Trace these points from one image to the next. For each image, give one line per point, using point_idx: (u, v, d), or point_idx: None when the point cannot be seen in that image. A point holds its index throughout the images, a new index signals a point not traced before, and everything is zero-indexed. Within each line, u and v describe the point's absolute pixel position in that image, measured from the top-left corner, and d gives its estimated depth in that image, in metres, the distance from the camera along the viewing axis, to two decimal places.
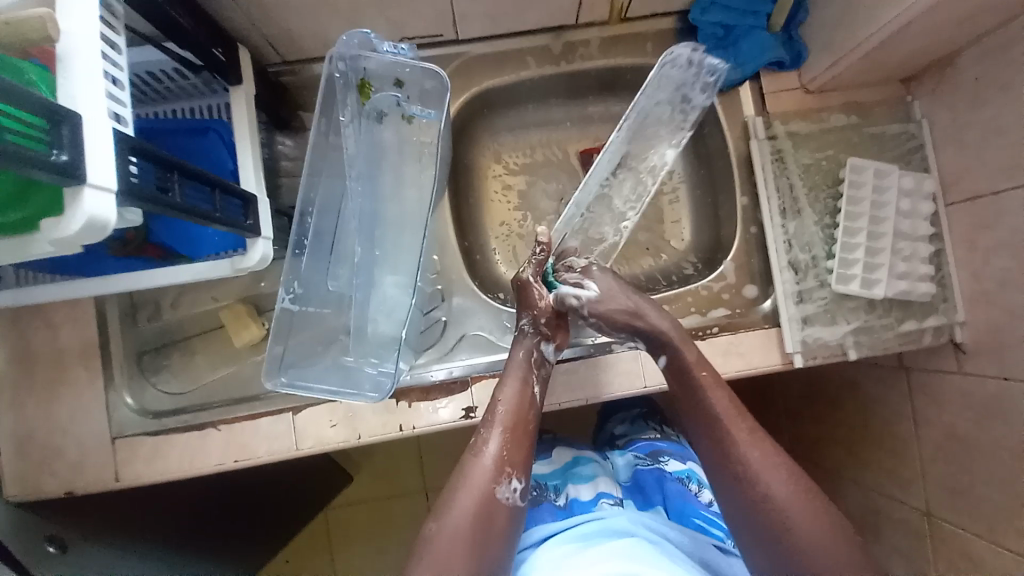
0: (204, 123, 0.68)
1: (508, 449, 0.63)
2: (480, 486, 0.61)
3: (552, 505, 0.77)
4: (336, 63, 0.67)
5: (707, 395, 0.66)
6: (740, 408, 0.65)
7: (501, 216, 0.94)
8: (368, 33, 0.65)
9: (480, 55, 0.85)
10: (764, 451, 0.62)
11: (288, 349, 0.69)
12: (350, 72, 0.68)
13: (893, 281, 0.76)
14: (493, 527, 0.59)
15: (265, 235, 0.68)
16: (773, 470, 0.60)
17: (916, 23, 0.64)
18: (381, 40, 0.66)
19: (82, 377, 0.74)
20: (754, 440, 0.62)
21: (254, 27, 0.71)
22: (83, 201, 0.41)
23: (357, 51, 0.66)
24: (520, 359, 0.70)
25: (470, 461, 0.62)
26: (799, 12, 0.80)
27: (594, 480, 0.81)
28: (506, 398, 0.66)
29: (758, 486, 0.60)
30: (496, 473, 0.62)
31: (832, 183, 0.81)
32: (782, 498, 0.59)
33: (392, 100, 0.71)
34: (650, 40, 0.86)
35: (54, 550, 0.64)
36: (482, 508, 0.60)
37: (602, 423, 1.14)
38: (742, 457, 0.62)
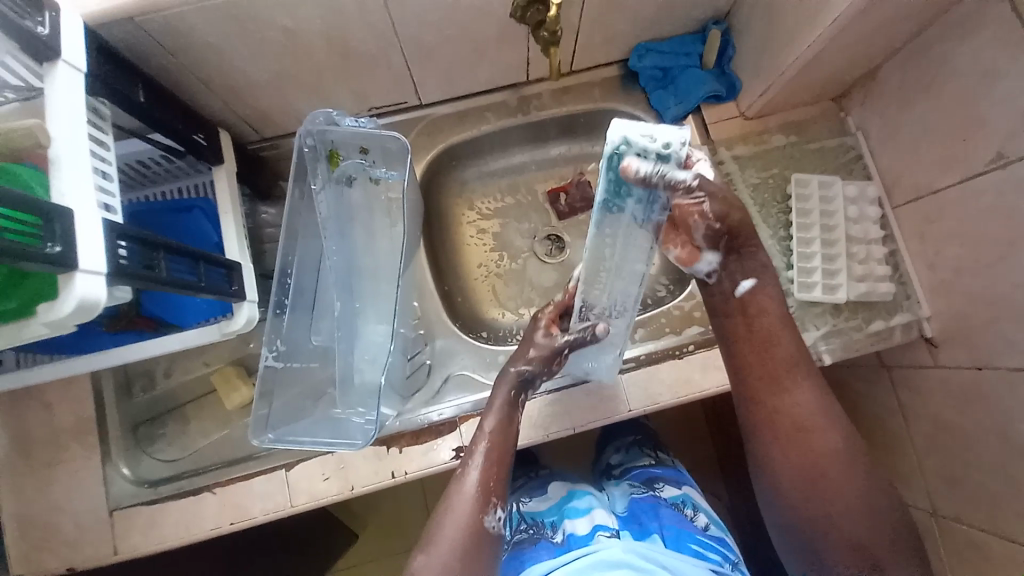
0: (188, 202, 0.73)
1: (491, 480, 0.65)
2: (467, 512, 0.63)
3: (550, 542, 0.77)
4: (305, 139, 0.73)
5: (757, 323, 0.68)
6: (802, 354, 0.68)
7: (478, 258, 0.99)
8: (330, 111, 0.72)
9: (442, 115, 0.93)
10: (818, 398, 0.66)
11: (273, 409, 0.71)
12: (318, 145, 0.74)
13: (852, 283, 0.80)
14: (483, 558, 0.62)
15: (250, 298, 0.72)
16: (811, 410, 0.65)
17: (826, 49, 0.71)
18: (343, 115, 0.73)
19: (79, 452, 0.76)
20: (800, 379, 0.66)
21: (231, 112, 0.78)
22: (73, 284, 0.45)
23: (323, 127, 0.73)
24: (504, 398, 0.71)
25: (454, 491, 0.65)
26: (728, 48, 0.88)
27: (589, 512, 0.80)
28: (488, 426, 0.69)
29: (801, 426, 0.65)
30: (482, 503, 0.64)
31: (781, 198, 0.86)
32: (819, 437, 0.65)
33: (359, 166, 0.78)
34: (596, 86, 0.94)
35: None
36: (468, 537, 0.62)
37: (600, 452, 1.14)
38: (784, 397, 0.66)
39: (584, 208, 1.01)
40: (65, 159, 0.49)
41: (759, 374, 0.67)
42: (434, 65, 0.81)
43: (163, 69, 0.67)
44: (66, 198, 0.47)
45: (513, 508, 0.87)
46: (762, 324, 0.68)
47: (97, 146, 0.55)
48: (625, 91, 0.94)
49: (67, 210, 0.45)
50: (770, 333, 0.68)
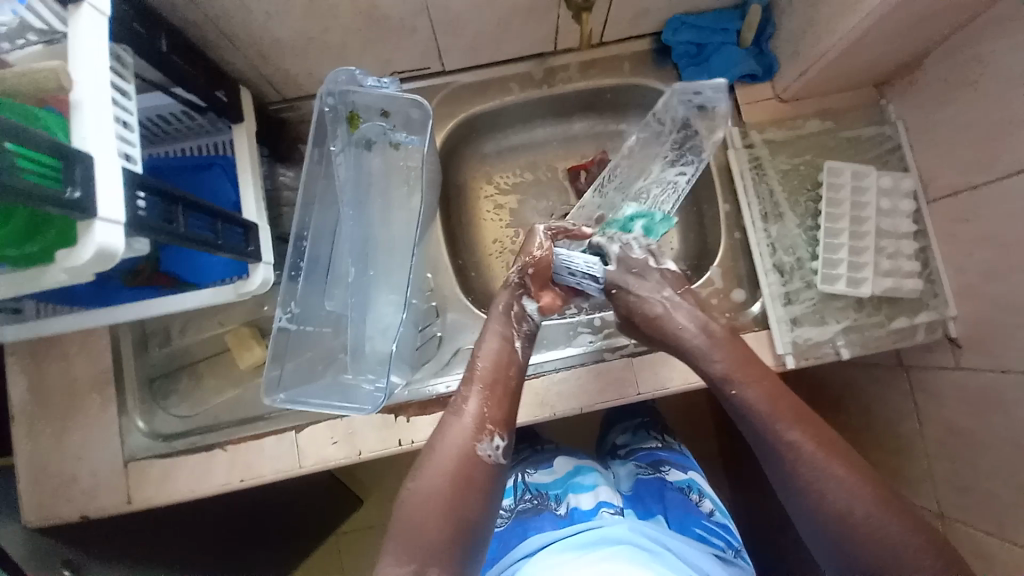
0: (208, 159, 0.72)
1: (486, 408, 0.65)
2: (459, 438, 0.63)
3: (553, 514, 0.78)
4: (326, 99, 0.71)
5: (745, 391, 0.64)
6: (793, 408, 0.62)
7: (494, 233, 0.98)
8: (353, 70, 0.69)
9: (466, 84, 0.90)
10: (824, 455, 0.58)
11: (285, 371, 0.72)
12: (339, 105, 0.73)
13: (878, 278, 0.77)
14: (477, 486, 0.60)
15: (265, 259, 0.71)
16: (834, 471, 0.56)
17: (873, 31, 0.67)
18: (366, 75, 0.71)
19: (97, 404, 0.78)
20: (807, 437, 0.59)
21: (252, 70, 0.77)
22: (93, 232, 0.45)
23: (345, 87, 0.71)
24: (499, 312, 0.74)
25: (448, 420, 0.65)
26: (767, 27, 0.84)
27: (594, 489, 0.81)
28: (485, 357, 0.70)
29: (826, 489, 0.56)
30: (477, 431, 0.63)
31: (812, 186, 0.83)
32: (847, 498, 0.55)
33: (379, 132, 0.76)
34: (625, 61, 0.90)
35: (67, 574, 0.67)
36: (458, 464, 0.61)
37: (604, 433, 1.14)
38: (796, 459, 0.58)
39: None
40: (88, 105, 0.48)
41: (756, 436, 0.62)
42: (459, 31, 0.79)
43: (185, 21, 0.66)
44: (87, 145, 0.46)
45: (518, 478, 0.89)
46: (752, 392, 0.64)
47: (119, 95, 0.55)
48: (654, 68, 0.90)
49: (86, 155, 0.45)
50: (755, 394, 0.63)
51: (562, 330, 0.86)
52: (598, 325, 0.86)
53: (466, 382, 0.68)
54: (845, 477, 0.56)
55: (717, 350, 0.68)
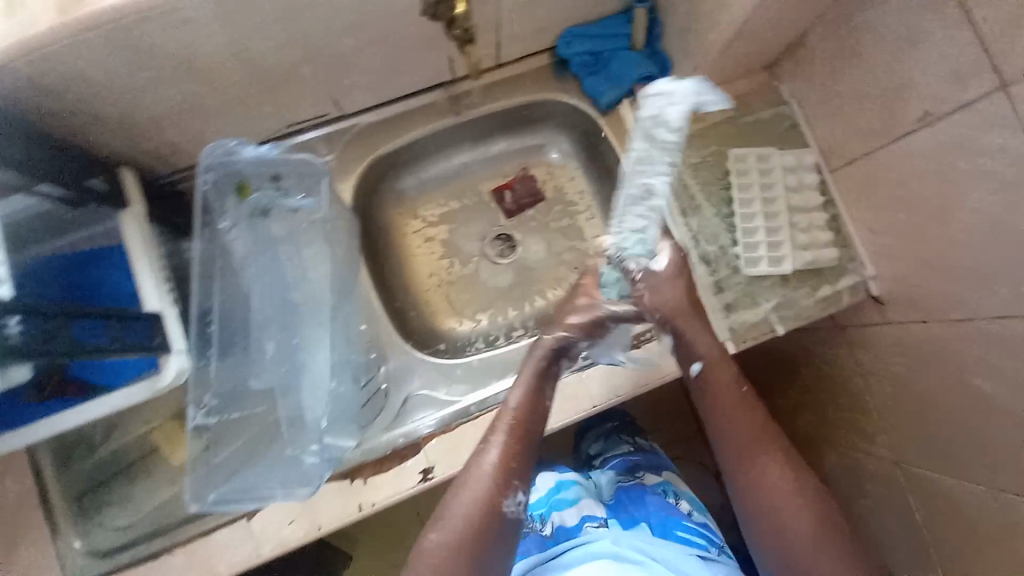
0: (97, 253, 0.67)
1: (508, 455, 0.65)
2: (484, 486, 0.63)
3: (539, 536, 0.79)
4: (206, 175, 0.68)
5: (728, 409, 0.68)
6: (777, 438, 0.66)
7: (429, 267, 0.97)
8: (226, 142, 0.67)
9: (369, 124, 0.88)
10: (796, 490, 0.63)
11: (213, 466, 0.69)
12: (221, 179, 0.70)
13: (798, 253, 0.80)
14: (492, 536, 0.61)
15: (178, 347, 0.66)
16: (800, 509, 0.62)
17: (750, 22, 0.70)
18: (242, 143, 0.68)
19: (28, 530, 0.72)
20: (790, 476, 0.64)
21: (135, 149, 0.72)
22: None
23: (224, 160, 0.68)
24: (536, 355, 0.72)
25: (472, 464, 0.65)
26: (655, 27, 0.85)
27: (577, 502, 0.83)
28: (518, 397, 0.69)
29: (783, 517, 0.62)
30: (499, 479, 0.63)
31: (722, 175, 0.85)
32: (806, 533, 0.60)
33: (271, 198, 0.73)
34: (527, 78, 0.90)
35: None
36: (481, 510, 0.62)
37: (578, 443, 1.14)
38: (765, 482, 0.64)
39: (531, 205, 1.00)
40: None
41: (740, 462, 0.66)
42: (350, 75, 0.76)
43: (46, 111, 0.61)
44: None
45: None
46: (733, 412, 0.67)
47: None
48: (556, 81, 0.90)
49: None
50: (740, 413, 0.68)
51: (508, 357, 0.84)
52: None
53: (493, 426, 0.68)
54: (809, 515, 0.61)
55: (718, 374, 0.70)
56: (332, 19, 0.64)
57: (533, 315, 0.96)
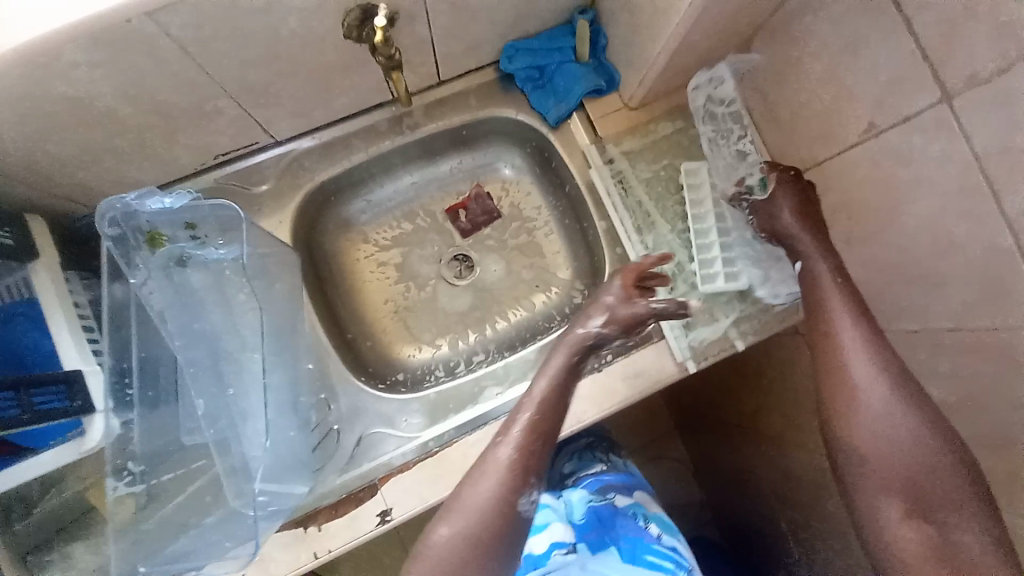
0: (6, 311, 0.61)
1: (528, 449, 0.63)
2: (501, 486, 0.61)
3: None
4: (107, 230, 0.65)
5: (829, 294, 0.65)
6: (863, 308, 0.64)
7: (385, 294, 0.93)
8: (125, 199, 0.65)
9: (308, 150, 0.83)
10: (872, 360, 0.61)
11: (142, 532, 0.65)
12: (129, 233, 0.66)
13: (753, 266, 0.78)
14: (506, 536, 0.60)
15: (103, 407, 0.65)
16: (878, 382, 0.60)
17: (683, 34, 0.67)
18: (144, 200, 0.66)
19: None
20: (867, 344, 0.62)
21: (48, 193, 0.68)
22: None
23: (127, 214, 0.66)
24: (578, 335, 0.71)
25: (490, 449, 0.64)
26: (599, 38, 0.82)
27: (546, 527, 0.79)
28: (545, 379, 0.68)
29: (844, 398, 0.62)
30: (517, 475, 0.62)
31: (677, 189, 0.82)
32: (879, 406, 0.59)
33: (189, 247, 0.69)
34: (471, 94, 0.86)
35: None
36: (502, 497, 0.61)
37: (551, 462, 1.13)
38: (847, 359, 0.62)
39: (486, 222, 0.97)
40: None
41: (816, 333, 0.65)
42: (272, 103, 0.72)
43: None
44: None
45: None
46: (834, 297, 0.65)
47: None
48: (502, 96, 0.87)
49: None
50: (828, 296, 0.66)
51: (468, 388, 0.81)
52: (502, 375, 0.82)
53: (510, 420, 0.66)
54: (889, 385, 0.59)
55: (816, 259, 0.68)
56: (220, 42, 0.58)
57: (494, 339, 0.93)
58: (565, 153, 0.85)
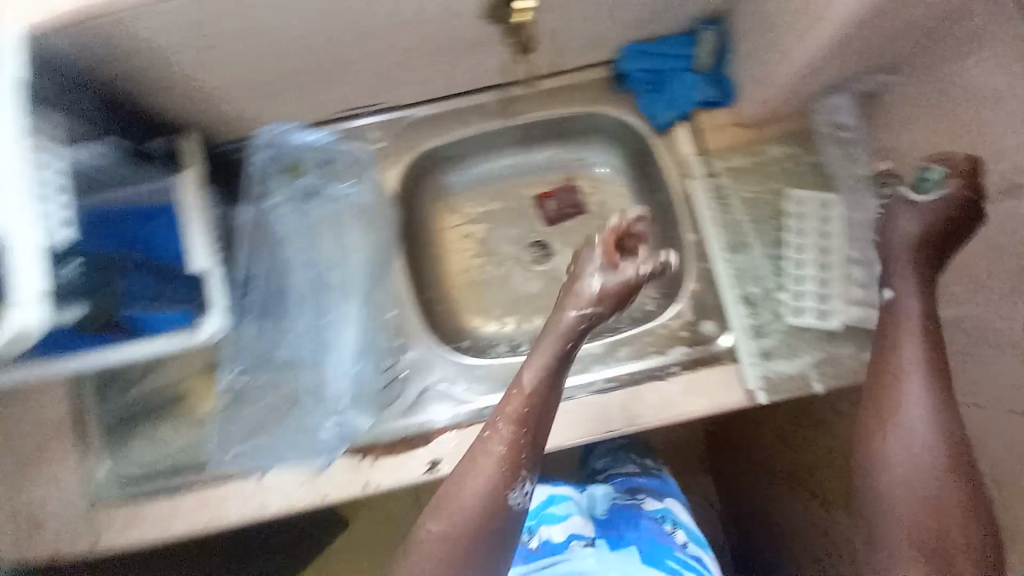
0: (152, 209, 0.71)
1: (518, 447, 0.63)
2: (491, 482, 0.61)
3: (523, 548, 0.79)
4: (264, 151, 0.83)
5: (900, 328, 0.63)
6: (940, 372, 0.60)
7: (463, 264, 0.97)
8: (283, 125, 0.81)
9: (423, 117, 0.89)
10: (927, 419, 0.59)
11: (245, 416, 0.80)
12: (279, 158, 0.84)
13: (849, 307, 0.75)
14: (493, 531, 0.60)
15: (217, 307, 0.72)
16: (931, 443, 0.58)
17: (822, 56, 0.65)
18: (297, 129, 0.83)
19: (58, 453, 0.78)
20: (924, 402, 0.59)
21: (202, 117, 0.76)
22: (10, 315, 0.49)
23: (280, 142, 0.83)
24: (570, 321, 0.67)
25: (477, 444, 0.64)
26: (724, 52, 0.80)
27: (567, 518, 0.82)
28: (532, 370, 0.66)
29: (882, 454, 0.60)
30: (508, 467, 0.62)
31: (778, 215, 0.79)
32: (925, 468, 0.57)
33: (321, 180, 0.85)
34: (584, 89, 0.88)
35: None
36: (491, 492, 0.61)
37: (584, 459, 1.14)
38: (901, 415, 0.60)
39: (572, 215, 0.98)
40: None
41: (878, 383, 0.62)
42: (405, 67, 0.77)
43: (118, 76, 0.65)
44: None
45: None
46: (901, 331, 0.62)
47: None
48: (614, 94, 0.88)
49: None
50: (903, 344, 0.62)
51: None
52: None
53: (490, 422, 0.64)
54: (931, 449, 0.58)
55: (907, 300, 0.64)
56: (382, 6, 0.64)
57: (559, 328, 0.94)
58: (668, 160, 0.85)
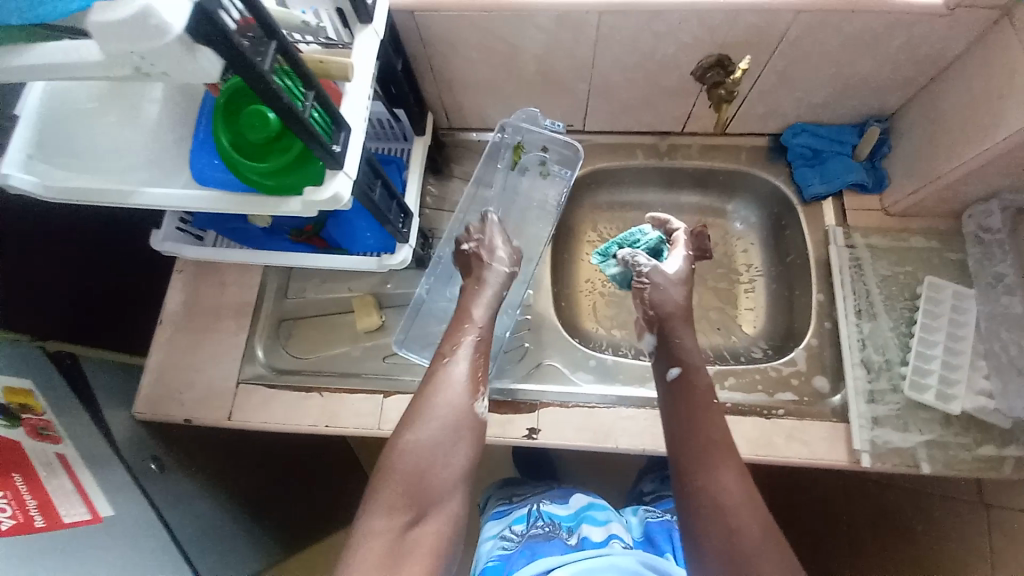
0: (390, 158, 0.89)
1: (472, 371, 0.75)
2: (450, 396, 0.71)
3: (563, 542, 0.83)
4: (506, 128, 0.99)
5: (685, 405, 0.73)
6: (717, 421, 0.71)
7: (588, 274, 1.08)
8: (532, 112, 0.96)
9: (598, 142, 1.04)
10: (731, 477, 0.65)
11: (412, 327, 0.95)
12: (512, 135, 1.00)
13: (970, 395, 0.78)
14: (460, 436, 0.69)
15: (410, 243, 0.85)
16: (733, 480, 0.65)
17: (991, 165, 0.73)
18: (542, 118, 0.98)
19: (230, 328, 0.92)
20: (726, 462, 0.67)
21: (438, 99, 0.95)
22: (335, 182, 0.58)
23: (521, 123, 0.98)
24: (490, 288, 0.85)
25: (435, 372, 0.74)
26: (882, 146, 0.91)
27: (606, 523, 0.86)
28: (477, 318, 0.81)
29: (720, 497, 0.64)
30: (468, 391, 0.73)
31: (910, 296, 0.86)
32: (742, 514, 0.62)
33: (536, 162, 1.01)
34: (743, 151, 1.00)
35: (155, 468, 0.85)
36: (449, 410, 0.70)
37: (636, 481, 1.19)
38: (720, 471, 0.66)
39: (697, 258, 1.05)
40: (353, 93, 0.60)
41: (700, 442, 0.69)
42: (607, 99, 0.93)
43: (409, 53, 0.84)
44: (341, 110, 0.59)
45: (533, 505, 0.93)
46: (692, 406, 0.73)
47: (301, 33, 0.64)
48: (769, 162, 1.00)
49: (291, 43, 0.47)
50: (693, 408, 0.73)
51: (643, 370, 0.91)
52: None
53: (446, 350, 0.77)
54: (732, 489, 0.64)
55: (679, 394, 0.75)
56: (621, 47, 0.80)
57: None
58: (809, 227, 0.94)
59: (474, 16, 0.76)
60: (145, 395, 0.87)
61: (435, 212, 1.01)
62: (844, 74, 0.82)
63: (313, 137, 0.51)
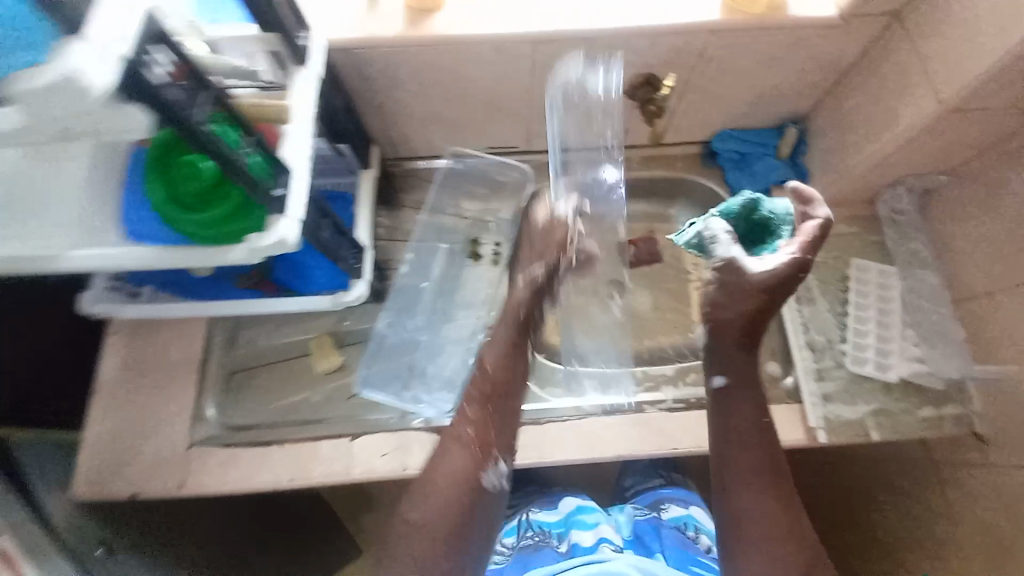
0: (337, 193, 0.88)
1: (484, 436, 0.69)
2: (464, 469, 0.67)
3: (553, 551, 0.85)
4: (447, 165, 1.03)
5: (745, 421, 0.72)
6: (766, 444, 0.70)
7: None
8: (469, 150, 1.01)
9: (544, 161, 1.06)
10: (758, 494, 0.67)
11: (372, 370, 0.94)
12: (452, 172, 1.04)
13: (905, 363, 0.85)
14: (474, 515, 0.65)
15: (364, 277, 0.86)
16: (765, 501, 0.67)
17: (896, 155, 0.82)
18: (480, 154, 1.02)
19: (177, 387, 0.86)
20: (771, 481, 0.68)
21: (382, 132, 0.95)
22: (278, 226, 0.57)
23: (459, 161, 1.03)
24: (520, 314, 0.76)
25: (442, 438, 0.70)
26: (801, 145, 1.00)
27: (595, 526, 0.87)
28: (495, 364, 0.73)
29: (745, 516, 0.67)
30: (482, 461, 0.67)
31: (841, 278, 0.93)
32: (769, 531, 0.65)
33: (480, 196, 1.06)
34: (679, 160, 1.07)
35: (101, 554, 0.78)
36: (459, 486, 0.66)
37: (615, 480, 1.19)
38: (757, 490, 0.68)
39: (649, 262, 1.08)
40: (292, 134, 0.59)
41: (742, 457, 0.70)
42: None
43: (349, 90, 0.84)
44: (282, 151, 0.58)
45: (522, 515, 0.93)
46: (748, 424, 0.71)
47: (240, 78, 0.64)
48: (702, 167, 1.06)
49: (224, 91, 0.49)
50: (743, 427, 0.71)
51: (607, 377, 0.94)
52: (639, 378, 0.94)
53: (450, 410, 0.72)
54: (771, 506, 0.67)
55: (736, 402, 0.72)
56: (557, 71, 0.84)
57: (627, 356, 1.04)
58: None
59: (412, 50, 0.77)
60: (85, 470, 0.79)
61: (388, 243, 1.01)
62: (760, 83, 0.90)
63: (250, 180, 0.52)
